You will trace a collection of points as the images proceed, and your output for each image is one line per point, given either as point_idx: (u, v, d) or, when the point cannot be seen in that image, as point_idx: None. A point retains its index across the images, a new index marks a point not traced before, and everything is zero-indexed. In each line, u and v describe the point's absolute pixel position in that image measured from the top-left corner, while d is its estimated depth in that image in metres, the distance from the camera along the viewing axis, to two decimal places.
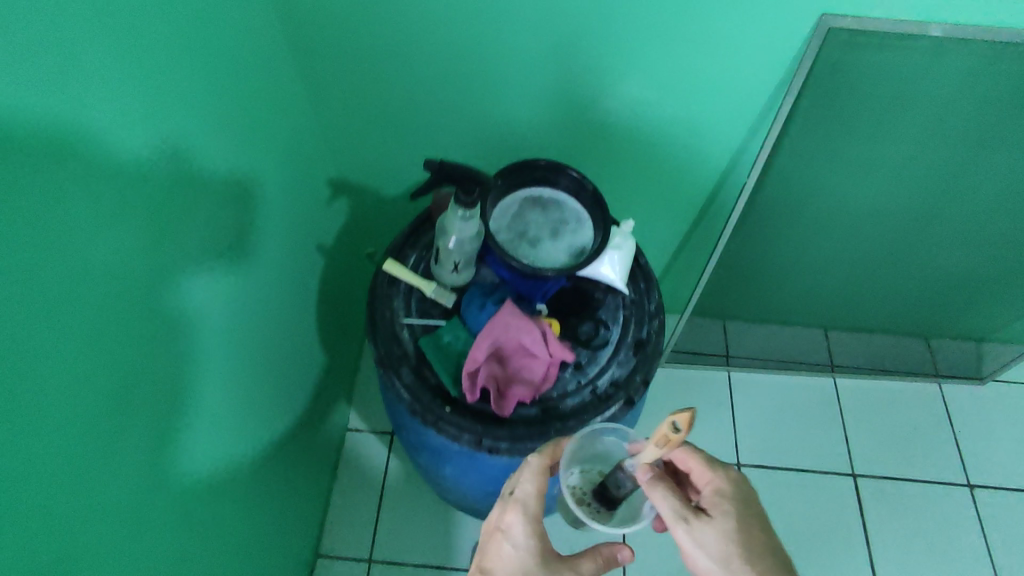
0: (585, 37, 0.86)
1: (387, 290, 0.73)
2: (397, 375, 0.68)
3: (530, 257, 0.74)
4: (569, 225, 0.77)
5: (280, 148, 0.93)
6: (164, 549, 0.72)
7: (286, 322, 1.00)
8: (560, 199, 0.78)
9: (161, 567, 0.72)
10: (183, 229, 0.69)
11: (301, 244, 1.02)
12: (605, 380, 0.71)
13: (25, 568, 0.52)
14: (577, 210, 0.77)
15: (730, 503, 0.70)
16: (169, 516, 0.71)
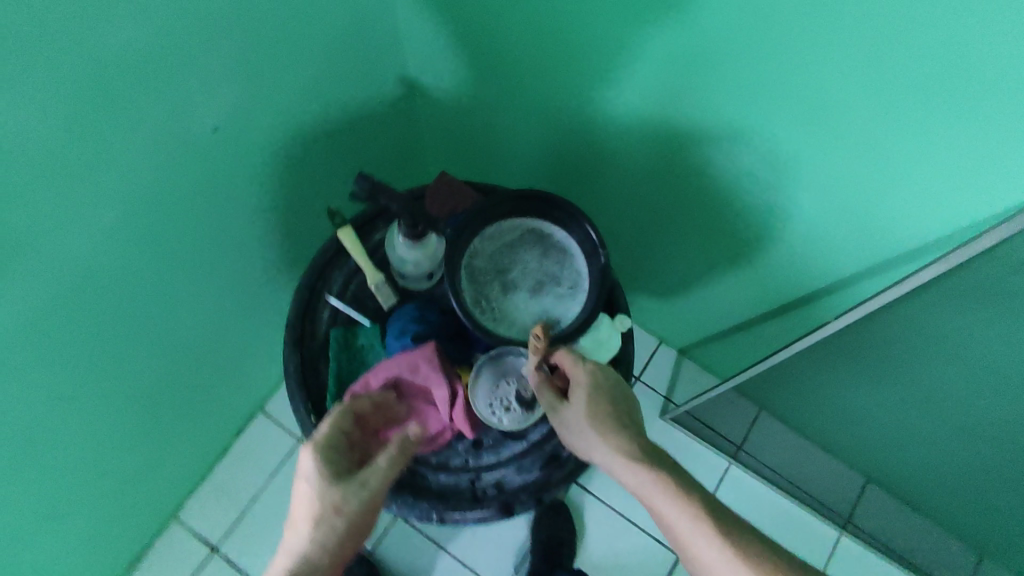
0: (707, 58, 0.65)
1: (330, 259, 0.64)
2: (291, 353, 0.61)
3: (493, 302, 0.62)
4: (558, 287, 0.62)
5: (336, 33, 0.82)
6: (48, 373, 0.74)
7: (289, 207, 0.95)
8: (568, 252, 0.63)
9: (40, 385, 0.74)
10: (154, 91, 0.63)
11: (337, 136, 0.95)
12: (493, 476, 0.60)
13: None
14: (578, 275, 0.63)
15: (594, 400, 0.54)
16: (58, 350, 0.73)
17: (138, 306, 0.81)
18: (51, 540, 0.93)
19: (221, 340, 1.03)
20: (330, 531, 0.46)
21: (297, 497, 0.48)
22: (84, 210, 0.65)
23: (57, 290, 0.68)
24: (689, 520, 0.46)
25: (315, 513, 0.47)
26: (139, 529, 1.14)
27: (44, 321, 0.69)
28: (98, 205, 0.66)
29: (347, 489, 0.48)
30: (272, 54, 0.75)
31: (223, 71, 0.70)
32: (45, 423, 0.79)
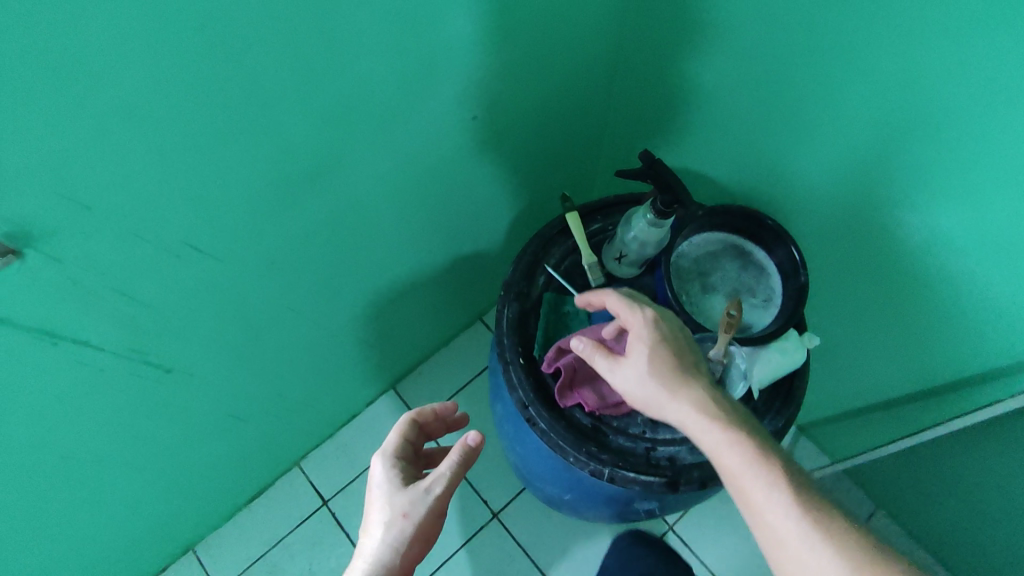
0: (930, 140, 0.70)
1: (554, 235, 0.74)
2: (509, 305, 0.71)
3: (691, 298, 0.69)
4: (752, 298, 0.70)
5: (569, 68, 0.94)
6: (281, 301, 0.86)
7: (484, 206, 1.07)
8: (764, 269, 0.71)
9: (270, 312, 0.86)
10: (440, 88, 0.75)
11: (542, 153, 1.07)
12: (667, 450, 0.65)
13: (186, 238, 0.65)
14: (770, 291, 0.70)
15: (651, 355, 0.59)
16: (295, 281, 0.85)
17: (362, 259, 0.93)
18: (220, 447, 1.04)
19: (393, 312, 1.14)
20: (400, 533, 0.62)
21: (374, 507, 0.65)
22: (369, 164, 0.77)
23: (329, 226, 0.81)
24: (778, 499, 0.49)
25: (387, 520, 0.63)
26: (271, 465, 1.25)
27: (306, 250, 0.81)
28: (379, 162, 0.79)
29: (414, 498, 0.65)
30: (522, 77, 0.87)
31: (498, 73, 0.82)
32: (266, 338, 0.91)
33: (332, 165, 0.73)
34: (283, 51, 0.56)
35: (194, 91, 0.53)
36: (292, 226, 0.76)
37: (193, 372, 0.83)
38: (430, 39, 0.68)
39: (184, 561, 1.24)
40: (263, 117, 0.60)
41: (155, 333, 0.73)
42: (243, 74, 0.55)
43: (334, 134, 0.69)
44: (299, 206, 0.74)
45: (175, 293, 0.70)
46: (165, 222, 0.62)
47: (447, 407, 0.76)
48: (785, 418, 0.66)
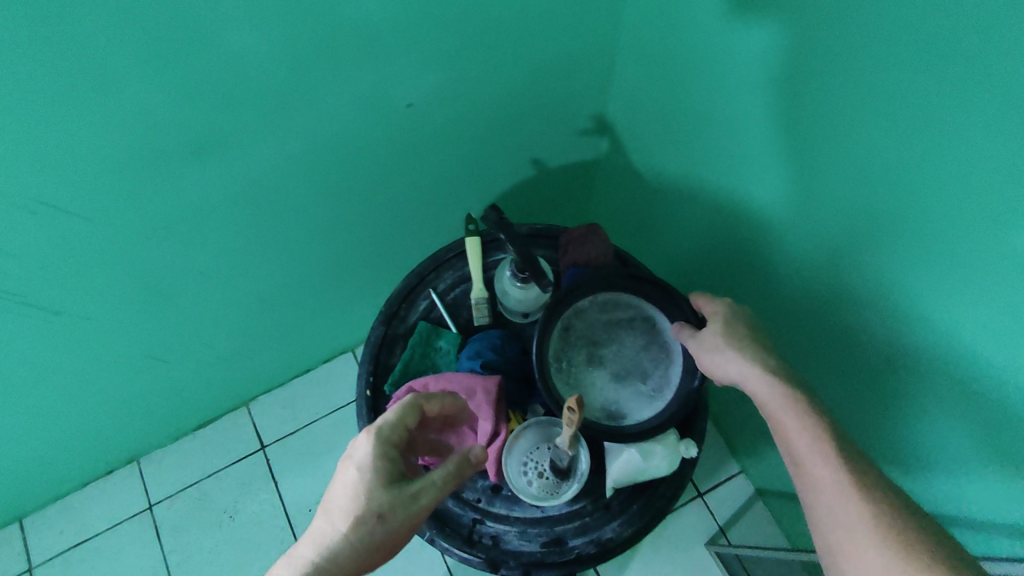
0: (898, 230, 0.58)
1: (449, 258, 0.67)
2: (379, 326, 0.65)
3: (571, 368, 0.60)
4: (641, 384, 0.60)
5: (542, 61, 0.84)
6: (193, 256, 0.85)
7: (446, 194, 0.99)
8: (668, 356, 0.61)
9: (179, 266, 0.86)
10: (358, 65, 0.70)
11: (517, 149, 0.98)
12: (495, 527, 0.59)
13: (46, 191, 0.65)
14: (664, 385, 0.60)
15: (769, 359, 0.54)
16: (207, 239, 0.83)
17: (293, 226, 0.90)
18: (152, 379, 1.08)
19: (345, 282, 1.11)
20: (364, 541, 0.47)
21: (346, 492, 0.49)
22: (276, 137, 0.73)
23: (238, 193, 0.78)
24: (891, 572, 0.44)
25: (359, 514, 0.47)
26: (216, 401, 1.28)
27: (214, 211, 0.79)
28: (289, 136, 0.74)
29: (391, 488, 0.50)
30: (475, 65, 0.78)
31: (438, 60, 0.74)
32: (179, 291, 0.91)
33: (230, 130, 0.69)
34: (126, 12, 0.54)
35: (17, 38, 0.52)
36: (186, 186, 0.73)
37: (92, 312, 0.86)
38: (331, 14, 0.63)
39: (123, 471, 1.30)
40: (118, 76, 0.58)
41: (36, 274, 0.75)
42: (80, 34, 0.54)
43: (218, 104, 0.66)
44: (191, 169, 0.72)
45: (46, 239, 0.70)
46: (18, 172, 0.62)
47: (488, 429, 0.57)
48: (634, 526, 0.58)
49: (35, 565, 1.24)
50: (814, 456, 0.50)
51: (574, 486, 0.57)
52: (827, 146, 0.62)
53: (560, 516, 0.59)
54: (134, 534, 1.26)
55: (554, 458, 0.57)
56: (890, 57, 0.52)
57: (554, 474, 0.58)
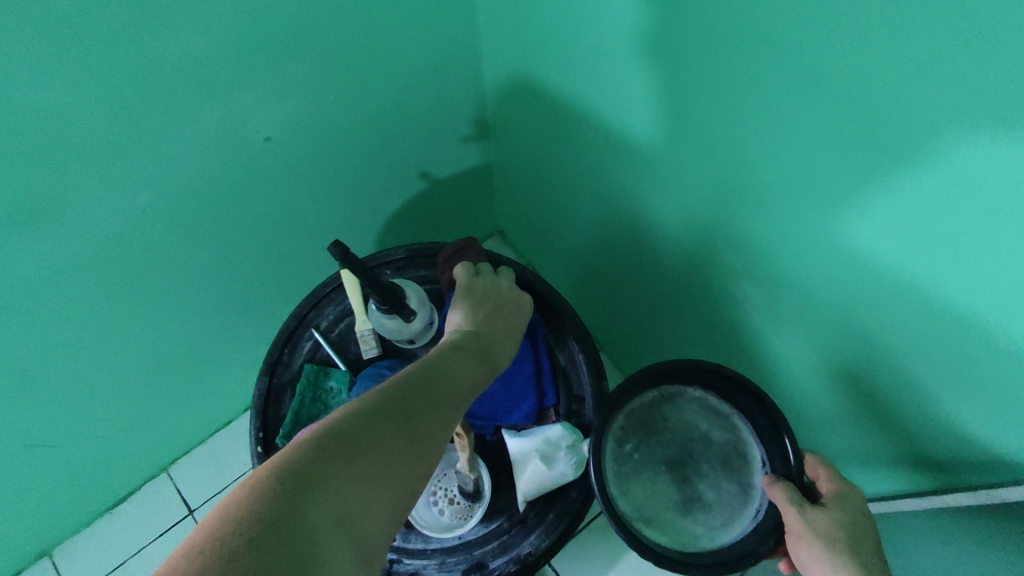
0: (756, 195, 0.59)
1: (327, 293, 0.64)
2: (263, 377, 0.62)
3: (633, 507, 0.65)
4: (699, 527, 0.65)
5: (408, 73, 0.82)
6: (61, 329, 0.78)
7: (335, 221, 0.96)
8: (736, 514, 0.65)
9: (47, 341, 0.78)
10: (205, 103, 0.66)
11: (400, 165, 0.95)
12: (411, 564, 0.57)
13: None
14: (726, 522, 0.65)
15: (856, 547, 0.54)
16: (72, 308, 0.76)
17: (167, 281, 0.84)
18: (43, 467, 0.98)
19: (246, 327, 1.05)
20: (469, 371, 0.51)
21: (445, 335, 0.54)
22: (128, 188, 0.68)
23: (96, 254, 0.72)
24: None
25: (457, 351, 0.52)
26: (127, 475, 1.18)
27: (66, 280, 0.72)
28: (136, 187, 0.69)
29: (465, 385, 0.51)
30: (336, 87, 0.76)
31: (288, 89, 0.71)
32: (54, 368, 0.83)
33: (69, 188, 0.64)
34: None
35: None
36: (31, 256, 0.67)
37: None
38: (159, 52, 0.59)
39: (34, 569, 1.19)
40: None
41: None
42: None
43: (37, 163, 0.60)
44: (32, 238, 0.65)
45: None
46: None
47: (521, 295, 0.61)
48: (547, 541, 0.56)
49: None
50: None
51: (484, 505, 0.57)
52: (682, 128, 0.63)
53: (476, 542, 0.57)
54: None
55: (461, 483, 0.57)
56: (718, 37, 0.53)
57: (463, 498, 0.57)
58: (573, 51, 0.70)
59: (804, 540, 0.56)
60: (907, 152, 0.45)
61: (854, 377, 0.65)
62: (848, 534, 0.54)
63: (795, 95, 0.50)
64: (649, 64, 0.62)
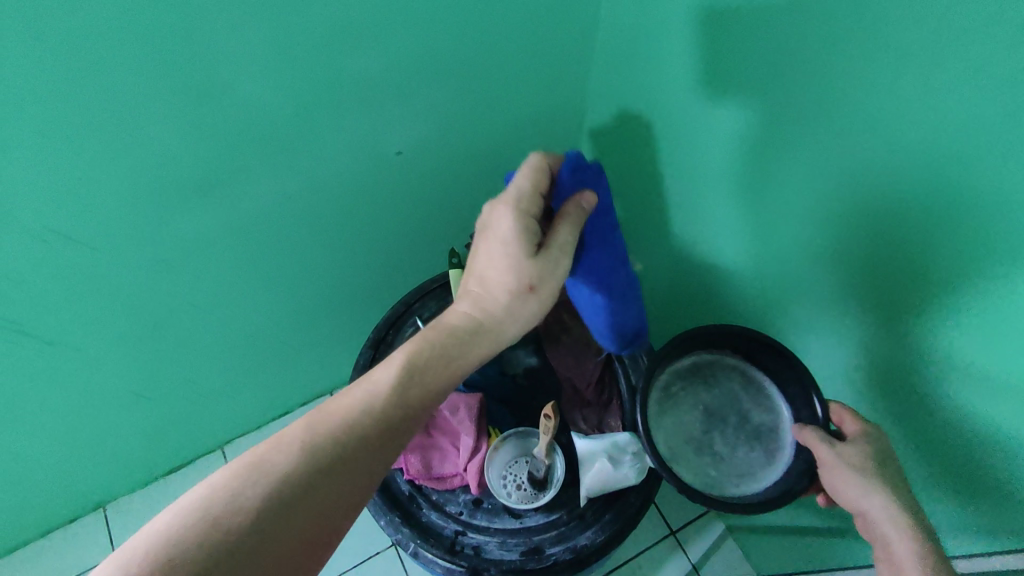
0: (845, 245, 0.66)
1: (433, 288, 0.73)
2: (368, 350, 0.71)
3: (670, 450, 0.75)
4: (725, 474, 0.73)
5: (522, 114, 0.93)
6: (188, 290, 0.89)
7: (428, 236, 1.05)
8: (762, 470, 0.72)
9: (173, 299, 0.89)
10: (360, 113, 0.77)
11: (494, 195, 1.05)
12: (476, 538, 0.62)
13: (62, 222, 0.69)
14: (754, 475, 0.72)
15: (883, 468, 0.61)
16: (201, 273, 0.87)
17: (279, 265, 0.94)
18: (128, 416, 1.07)
19: (327, 322, 1.14)
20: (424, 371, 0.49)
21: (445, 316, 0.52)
22: (279, 176, 0.79)
23: (235, 228, 0.83)
24: None
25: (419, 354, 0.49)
26: (190, 444, 1.27)
27: (206, 247, 0.83)
28: (284, 176, 0.80)
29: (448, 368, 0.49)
30: (461, 116, 0.87)
31: (425, 111, 0.82)
32: (168, 326, 0.93)
33: (237, 168, 0.75)
34: (162, 61, 0.60)
35: (33, 76, 0.55)
36: (188, 221, 0.78)
37: (84, 344, 0.87)
38: (340, 67, 0.70)
39: (88, 519, 1.26)
40: (129, 114, 0.62)
41: (38, 302, 0.77)
42: (120, 80, 0.59)
43: (223, 144, 0.71)
44: (195, 205, 0.76)
45: (54, 267, 0.73)
46: (42, 204, 0.66)
47: (591, 200, 0.54)
48: (606, 533, 0.61)
49: None
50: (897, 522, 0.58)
51: (551, 492, 0.63)
52: (775, 189, 0.70)
53: (537, 529, 0.62)
54: None
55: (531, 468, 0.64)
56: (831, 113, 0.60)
57: (531, 484, 0.64)
58: (679, 112, 0.79)
59: (837, 472, 0.62)
60: (991, 219, 0.50)
61: (915, 431, 0.68)
62: (877, 461, 0.61)
63: (893, 167, 0.56)
64: (753, 131, 0.70)
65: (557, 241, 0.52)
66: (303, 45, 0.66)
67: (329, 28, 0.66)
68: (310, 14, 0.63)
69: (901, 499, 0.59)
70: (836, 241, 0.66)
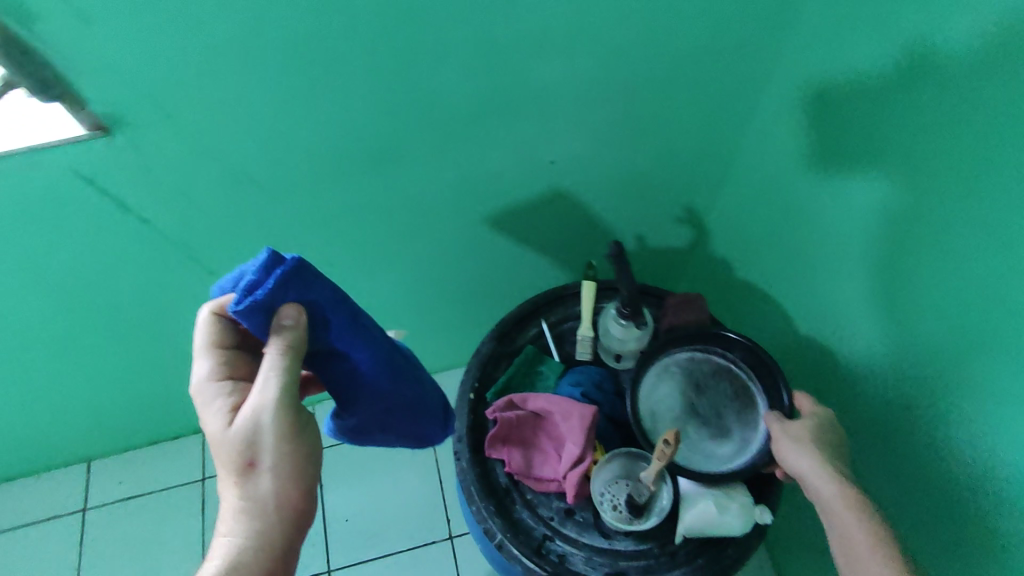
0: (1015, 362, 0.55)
1: (564, 295, 0.75)
2: (490, 340, 0.72)
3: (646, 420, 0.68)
4: (699, 452, 0.67)
5: (674, 148, 0.90)
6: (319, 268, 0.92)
7: (549, 258, 1.04)
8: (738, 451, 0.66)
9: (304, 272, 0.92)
10: (520, 119, 0.77)
11: (625, 230, 1.02)
12: (563, 547, 0.63)
13: (236, 180, 0.73)
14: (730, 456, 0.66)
15: (817, 431, 0.61)
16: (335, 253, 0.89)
17: (405, 262, 0.95)
18: None
19: (431, 325, 1.14)
20: (250, 491, 0.49)
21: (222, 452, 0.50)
22: (429, 171, 0.80)
23: (376, 215, 0.85)
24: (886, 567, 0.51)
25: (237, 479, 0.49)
26: None
27: (347, 230, 0.85)
28: (433, 171, 0.81)
29: (268, 532, 0.49)
30: (614, 140, 0.85)
31: (580, 127, 0.81)
32: None
33: (394, 155, 0.77)
34: (360, 44, 0.62)
35: (250, 39, 0.59)
36: (339, 200, 0.80)
37: (221, 294, 0.93)
38: (513, 70, 0.71)
39: (186, 442, 1.36)
40: (321, 87, 0.65)
41: (198, 249, 0.82)
42: (321, 56, 0.62)
43: (389, 131, 0.73)
44: (350, 185, 0.78)
45: (217, 220, 0.78)
46: (225, 159, 0.70)
47: (294, 314, 0.49)
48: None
49: (88, 507, 1.31)
50: (822, 472, 0.57)
51: (652, 520, 0.62)
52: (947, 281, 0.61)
53: (626, 553, 0.62)
54: (181, 502, 1.31)
55: (634, 492, 0.63)
56: None
57: (629, 507, 0.63)
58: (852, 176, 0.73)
59: (778, 436, 0.62)
60: None
61: None
62: (817, 428, 0.61)
63: None
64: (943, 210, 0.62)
65: (246, 408, 0.49)
66: (486, 45, 0.67)
67: (512, 32, 0.66)
68: (499, 16, 0.64)
69: (836, 460, 0.58)
70: (1007, 352, 0.56)
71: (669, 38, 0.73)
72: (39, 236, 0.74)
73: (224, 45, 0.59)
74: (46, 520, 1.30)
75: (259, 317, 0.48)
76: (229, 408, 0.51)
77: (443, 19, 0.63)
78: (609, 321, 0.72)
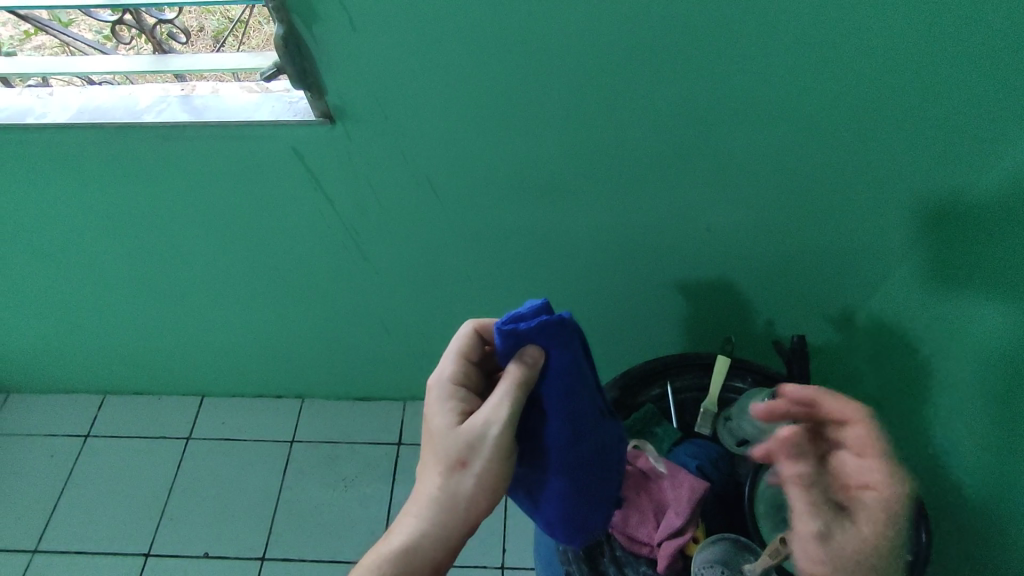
0: None
1: (695, 363, 0.77)
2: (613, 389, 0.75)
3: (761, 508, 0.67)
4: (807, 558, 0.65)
5: (840, 247, 0.86)
6: (459, 278, 0.96)
7: (676, 324, 1.02)
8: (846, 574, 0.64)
9: (444, 278, 0.97)
10: (693, 182, 0.78)
11: (763, 318, 0.99)
12: None
13: (419, 182, 0.79)
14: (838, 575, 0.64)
15: None
16: (479, 268, 0.94)
17: (539, 292, 0.98)
18: (360, 344, 1.21)
19: None
20: (451, 485, 0.55)
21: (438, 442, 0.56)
22: (590, 212, 0.83)
23: (527, 242, 0.88)
24: None
25: (446, 471, 0.55)
26: (385, 387, 1.39)
27: (498, 248, 0.90)
28: (594, 214, 0.83)
29: (452, 523, 0.56)
30: (780, 225, 0.83)
31: (749, 203, 0.80)
32: (426, 296, 1.02)
33: (563, 191, 0.80)
34: (571, 84, 0.67)
35: (477, 63, 0.65)
36: (501, 220, 0.85)
37: (366, 281, 1.00)
38: (702, 135, 0.72)
39: (289, 403, 1.47)
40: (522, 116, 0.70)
41: (364, 235, 0.89)
42: (533, 88, 0.67)
43: (568, 168, 0.77)
44: (515, 208, 0.83)
45: (389, 214, 0.85)
46: (417, 162, 0.77)
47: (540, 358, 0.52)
48: None
49: (193, 437, 1.44)
50: None
51: None
52: None
53: None
54: (270, 457, 1.40)
55: None
56: None
57: None
58: None
59: None
60: None
61: None
62: None
63: None
64: None
65: (478, 418, 0.54)
66: (686, 107, 0.69)
67: (714, 100, 0.68)
68: (707, 82, 0.66)
69: None
70: None
71: (871, 137, 0.71)
72: (242, 192, 0.84)
73: (454, 64, 0.65)
74: (156, 437, 1.44)
75: (512, 346, 0.52)
76: (459, 410, 0.56)
77: (653, 76, 0.66)
78: (749, 403, 0.72)
